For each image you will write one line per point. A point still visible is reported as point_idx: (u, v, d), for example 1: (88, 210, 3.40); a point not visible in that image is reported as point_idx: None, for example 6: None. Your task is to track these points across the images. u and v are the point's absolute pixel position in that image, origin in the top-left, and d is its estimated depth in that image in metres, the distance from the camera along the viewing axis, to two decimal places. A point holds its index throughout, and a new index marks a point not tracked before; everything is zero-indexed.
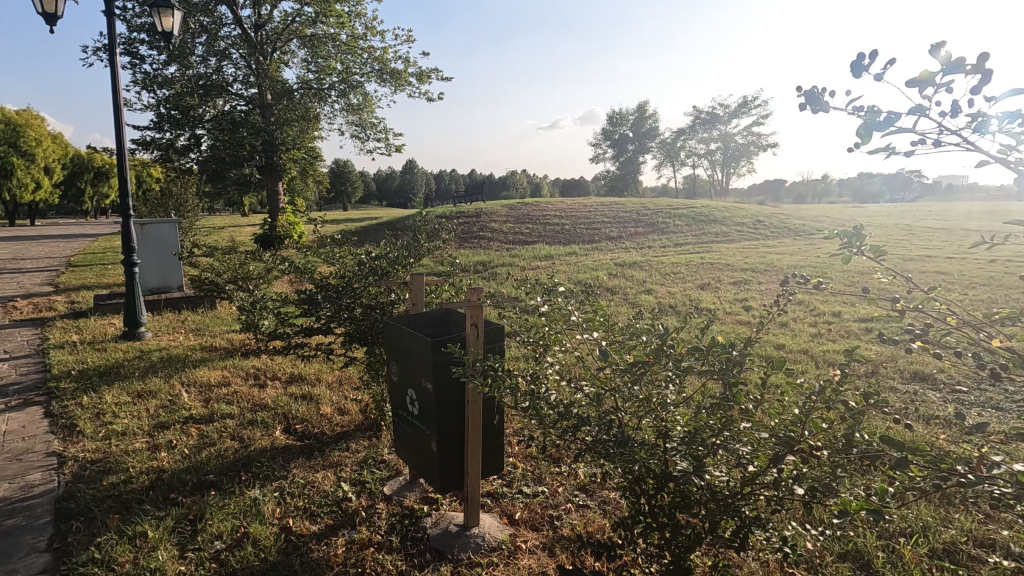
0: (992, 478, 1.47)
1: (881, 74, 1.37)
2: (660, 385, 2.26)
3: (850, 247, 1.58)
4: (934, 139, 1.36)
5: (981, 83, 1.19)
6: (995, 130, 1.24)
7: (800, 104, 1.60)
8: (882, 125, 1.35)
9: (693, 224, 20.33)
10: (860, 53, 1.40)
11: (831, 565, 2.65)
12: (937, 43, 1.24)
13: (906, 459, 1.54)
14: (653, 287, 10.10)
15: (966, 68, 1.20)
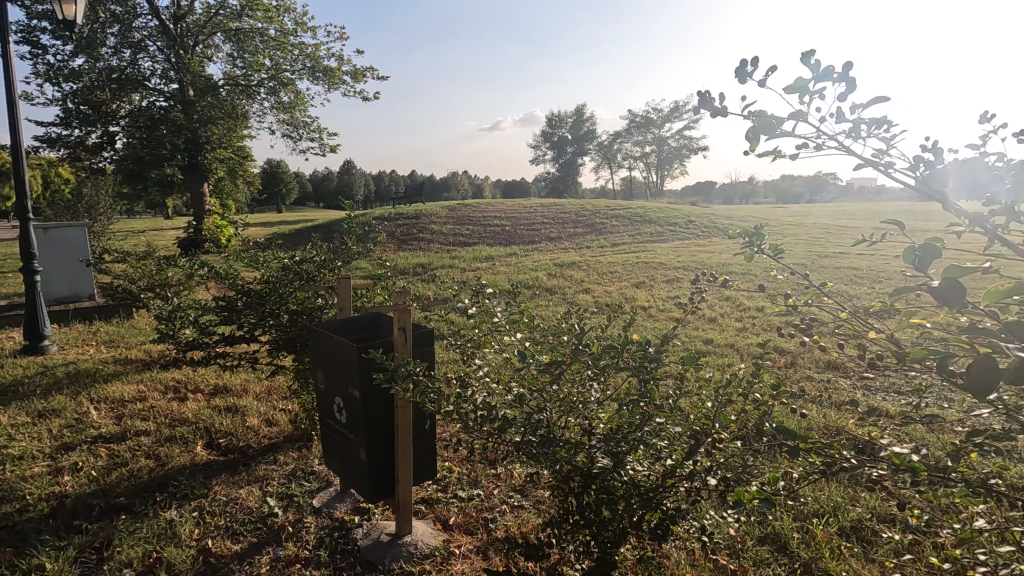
0: (879, 460, 1.58)
1: (763, 80, 1.43)
2: (585, 382, 2.29)
3: (750, 246, 1.65)
4: (816, 143, 1.45)
5: (847, 90, 1.28)
6: (865, 135, 1.32)
7: (699, 108, 1.66)
8: (768, 129, 1.42)
9: (630, 224, 20.93)
10: (743, 60, 1.46)
11: (751, 549, 2.77)
12: (809, 51, 1.31)
13: (803, 446, 1.63)
14: (591, 286, 10.31)
15: (834, 76, 1.28)
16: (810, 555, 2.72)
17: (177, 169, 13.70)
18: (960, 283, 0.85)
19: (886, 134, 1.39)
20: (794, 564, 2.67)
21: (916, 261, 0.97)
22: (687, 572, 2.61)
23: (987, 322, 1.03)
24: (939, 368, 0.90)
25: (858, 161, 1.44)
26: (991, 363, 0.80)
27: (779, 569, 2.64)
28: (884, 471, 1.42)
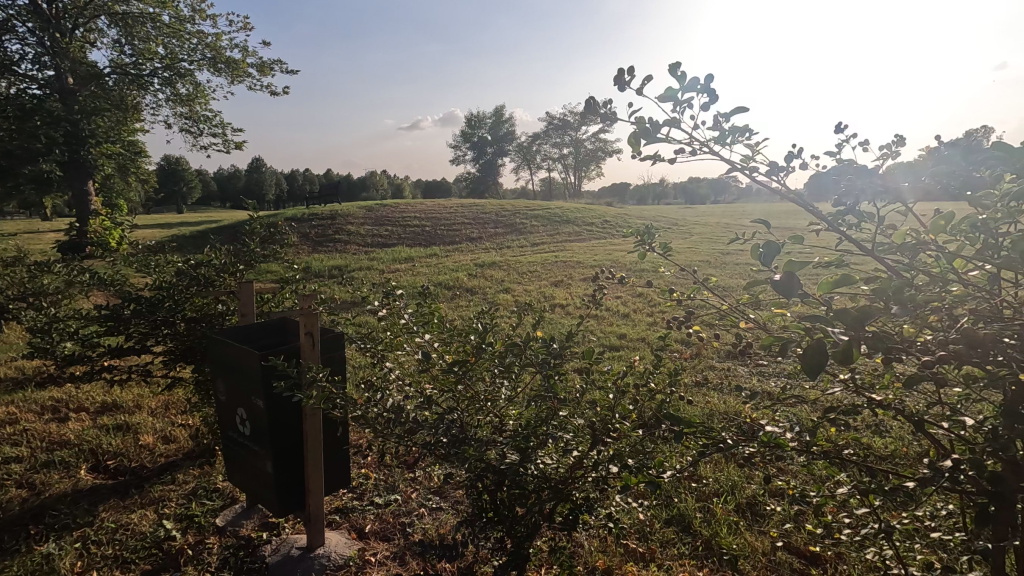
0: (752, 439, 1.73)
1: (640, 89, 1.53)
2: (496, 380, 2.31)
3: (643, 244, 1.74)
4: (690, 148, 1.56)
5: (709, 100, 1.40)
6: (729, 141, 1.45)
7: (587, 115, 1.74)
8: (647, 135, 1.52)
9: (549, 224, 21.39)
10: (621, 68, 1.54)
11: (659, 531, 2.93)
12: (675, 63, 1.42)
13: (687, 430, 1.76)
14: (511, 285, 10.43)
15: (697, 87, 1.39)
16: (710, 532, 2.91)
17: (55, 164, 12.32)
18: (796, 276, 0.94)
19: (749, 140, 1.53)
20: (697, 542, 2.86)
21: (762, 256, 1.08)
22: (600, 559, 2.72)
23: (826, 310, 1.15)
24: (782, 353, 1.00)
25: (726, 165, 1.56)
26: (820, 347, 0.89)
27: (684, 548, 2.81)
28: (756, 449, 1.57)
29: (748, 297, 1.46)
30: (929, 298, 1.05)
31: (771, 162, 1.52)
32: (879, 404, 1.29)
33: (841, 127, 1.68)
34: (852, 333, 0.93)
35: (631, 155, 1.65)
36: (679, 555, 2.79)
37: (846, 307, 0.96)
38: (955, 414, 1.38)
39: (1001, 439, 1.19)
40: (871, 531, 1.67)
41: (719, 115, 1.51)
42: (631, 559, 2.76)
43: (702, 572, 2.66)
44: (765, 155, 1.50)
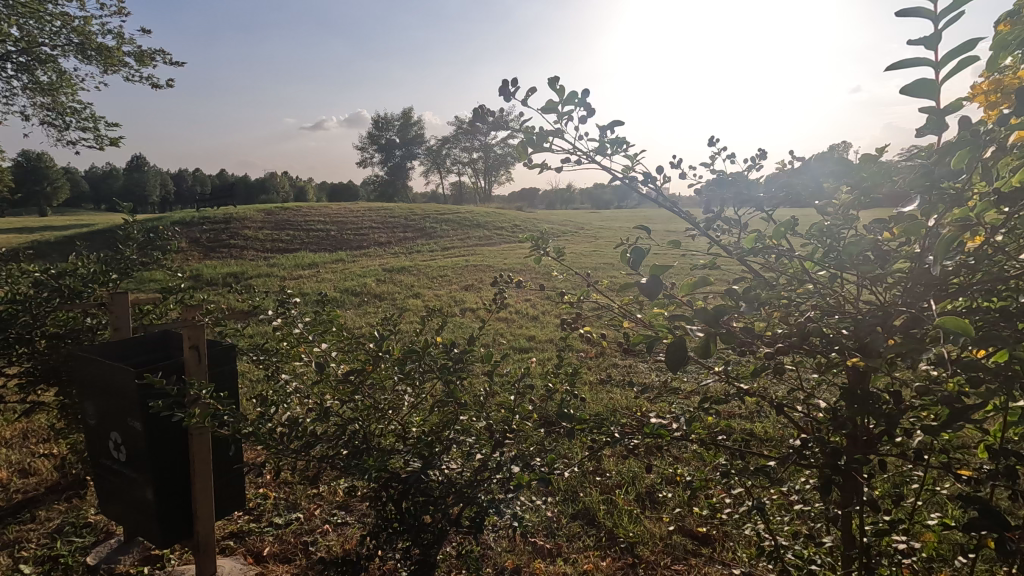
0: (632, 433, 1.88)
1: (525, 100, 1.60)
2: (398, 387, 2.28)
3: (538, 249, 1.80)
4: (575, 158, 1.65)
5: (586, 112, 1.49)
6: (608, 152, 1.55)
7: (476, 123, 1.78)
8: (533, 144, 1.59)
9: (459, 228, 21.36)
10: (505, 79, 1.60)
11: (565, 526, 3.02)
12: (556, 77, 1.51)
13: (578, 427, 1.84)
14: (421, 290, 10.29)
15: (576, 100, 1.48)
16: (613, 523, 3.05)
17: None
18: (661, 280, 1.03)
19: (626, 152, 1.64)
20: (601, 533, 2.98)
21: (632, 261, 1.17)
22: (508, 559, 2.76)
23: (693, 307, 1.26)
24: (652, 350, 1.08)
25: (608, 174, 1.66)
26: (682, 344, 0.98)
27: (588, 540, 2.92)
28: (641, 440, 1.68)
29: (631, 298, 1.57)
30: (771, 297, 1.19)
31: (647, 172, 1.64)
32: (744, 393, 1.43)
33: (713, 141, 1.83)
34: (711, 329, 1.02)
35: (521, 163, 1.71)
36: (584, 547, 2.89)
37: (703, 305, 1.06)
38: (808, 399, 1.56)
39: (842, 418, 1.36)
40: (746, 508, 1.84)
41: (600, 128, 1.61)
42: (538, 556, 2.83)
43: (605, 561, 2.78)
44: (641, 165, 1.62)
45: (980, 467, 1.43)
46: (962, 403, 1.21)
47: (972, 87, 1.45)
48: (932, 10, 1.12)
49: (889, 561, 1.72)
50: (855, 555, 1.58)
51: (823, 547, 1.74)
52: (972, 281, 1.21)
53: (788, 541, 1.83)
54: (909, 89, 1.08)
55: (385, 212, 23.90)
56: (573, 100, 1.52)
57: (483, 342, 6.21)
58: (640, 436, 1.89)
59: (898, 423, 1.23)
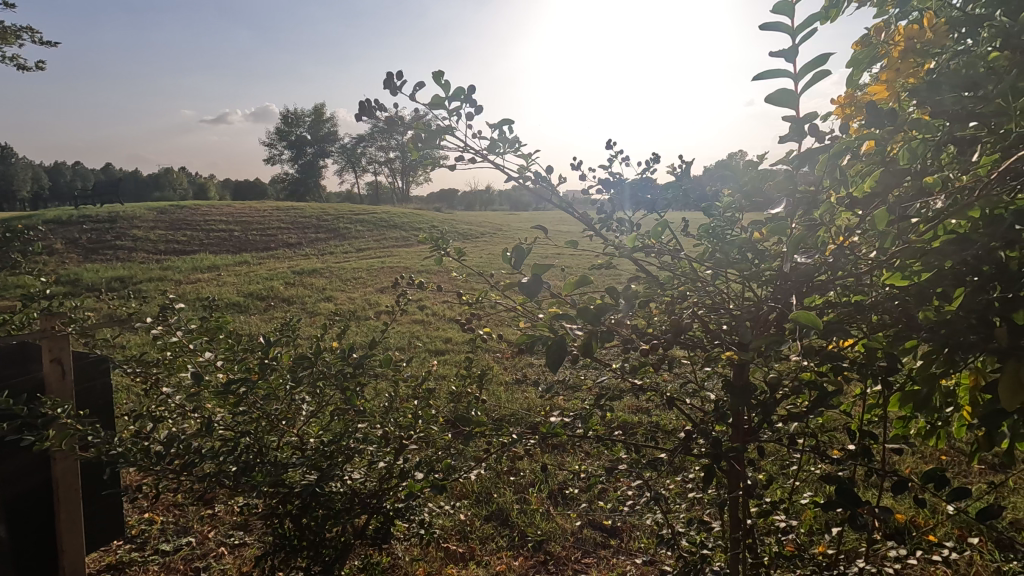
0: (533, 432, 1.89)
1: (412, 95, 1.58)
2: (293, 396, 2.15)
3: (438, 250, 1.78)
4: (467, 155, 1.66)
5: (474, 109, 1.49)
6: (500, 151, 1.57)
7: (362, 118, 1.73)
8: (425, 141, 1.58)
9: (375, 229, 20.77)
10: (389, 73, 1.58)
11: (479, 529, 3.00)
12: (440, 73, 1.50)
13: (476, 428, 1.83)
14: (333, 293, 9.87)
15: (462, 96, 1.48)
16: (526, 522, 3.07)
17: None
18: (540, 280, 1.01)
19: (520, 152, 1.66)
20: (513, 533, 2.99)
21: (514, 262, 1.17)
22: (419, 567, 2.69)
23: (581, 307, 1.28)
24: (534, 349, 1.09)
25: (503, 173, 1.68)
26: (561, 344, 0.97)
27: (501, 541, 2.92)
28: (539, 439, 1.69)
29: (528, 298, 1.58)
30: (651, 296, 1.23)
31: (542, 172, 1.66)
32: (635, 389, 1.48)
33: (610, 144, 1.89)
34: (592, 327, 1.04)
35: (414, 161, 1.69)
36: (497, 548, 2.88)
37: (586, 304, 1.07)
38: (695, 392, 1.65)
39: (724, 407, 1.44)
40: (644, 499, 1.92)
41: (490, 126, 1.62)
42: (450, 561, 2.79)
43: (518, 561, 2.79)
44: (534, 165, 1.64)
45: (843, 448, 1.57)
46: (823, 390, 1.31)
47: (832, 101, 1.57)
48: (790, 25, 1.19)
49: (772, 539, 1.84)
50: (741, 537, 1.69)
51: (714, 531, 1.84)
52: (831, 277, 1.32)
53: (683, 526, 1.92)
54: (771, 99, 1.15)
55: (296, 212, 22.82)
56: (459, 97, 1.52)
57: (397, 346, 6.06)
58: (543, 435, 1.90)
59: (770, 411, 1.32)
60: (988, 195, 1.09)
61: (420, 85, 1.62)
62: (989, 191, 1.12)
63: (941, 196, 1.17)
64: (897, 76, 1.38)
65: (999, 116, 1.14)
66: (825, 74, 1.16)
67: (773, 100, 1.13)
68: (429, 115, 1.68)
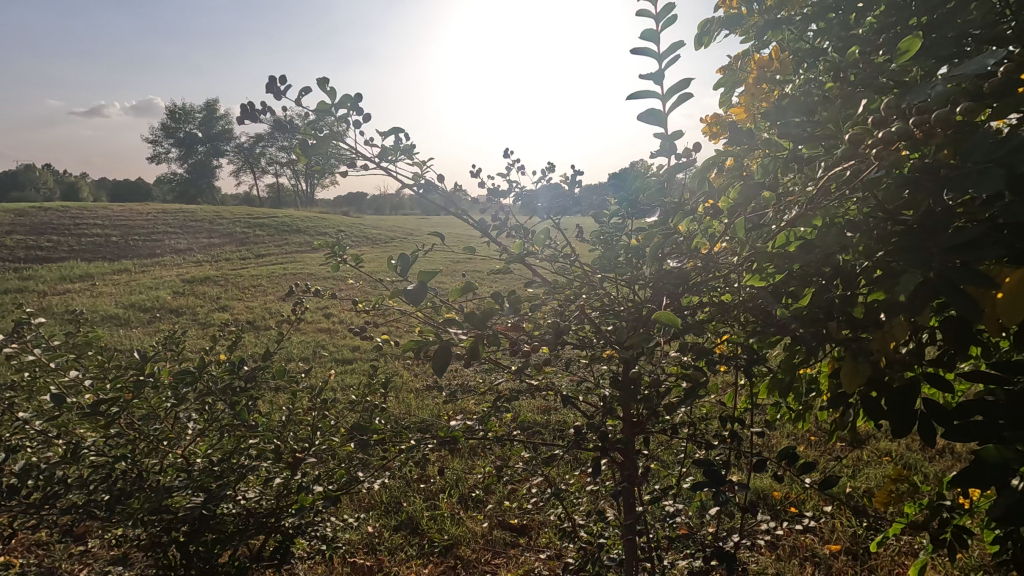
0: (434, 437, 1.90)
1: (296, 99, 1.55)
2: (175, 415, 2.01)
3: (334, 256, 1.75)
4: (359, 162, 1.65)
5: (363, 114, 1.50)
6: (392, 157, 1.58)
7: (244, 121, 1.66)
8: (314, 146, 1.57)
9: (277, 234, 19.70)
10: (271, 77, 1.55)
11: (387, 539, 2.95)
12: (323, 77, 1.49)
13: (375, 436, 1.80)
14: (229, 302, 9.24)
15: (350, 101, 1.49)
16: (435, 528, 3.06)
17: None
18: (426, 286, 1.03)
19: (413, 158, 1.68)
20: (422, 540, 2.97)
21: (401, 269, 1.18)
22: None
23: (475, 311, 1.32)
24: (423, 354, 1.10)
25: (397, 180, 1.68)
26: (447, 348, 1.00)
27: (410, 550, 2.89)
28: (439, 444, 1.71)
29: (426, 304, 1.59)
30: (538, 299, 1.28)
31: (437, 179, 1.68)
32: (530, 390, 1.54)
33: (508, 152, 1.94)
34: (479, 330, 1.07)
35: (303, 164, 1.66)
36: (406, 558, 2.86)
37: (473, 309, 1.10)
38: (588, 390, 1.74)
39: (613, 402, 1.54)
40: (546, 495, 1.99)
41: (381, 132, 1.62)
42: None
43: (427, 569, 2.77)
44: (428, 171, 1.66)
45: (719, 434, 1.72)
46: (697, 383, 1.44)
47: (702, 120, 1.76)
48: (657, 50, 1.29)
49: (662, 524, 1.98)
50: (634, 524, 1.80)
51: (610, 520, 1.95)
52: (703, 279, 1.44)
53: (583, 518, 2.01)
54: (641, 117, 1.24)
55: (187, 215, 21.12)
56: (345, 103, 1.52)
57: (300, 357, 5.80)
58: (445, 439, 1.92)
59: (651, 404, 1.43)
60: (826, 207, 1.26)
61: (304, 89, 1.59)
62: (825, 203, 1.28)
63: (789, 207, 1.33)
64: (755, 99, 1.57)
65: (833, 139, 1.32)
66: (687, 96, 1.29)
67: (642, 119, 1.24)
68: (316, 121, 1.65)
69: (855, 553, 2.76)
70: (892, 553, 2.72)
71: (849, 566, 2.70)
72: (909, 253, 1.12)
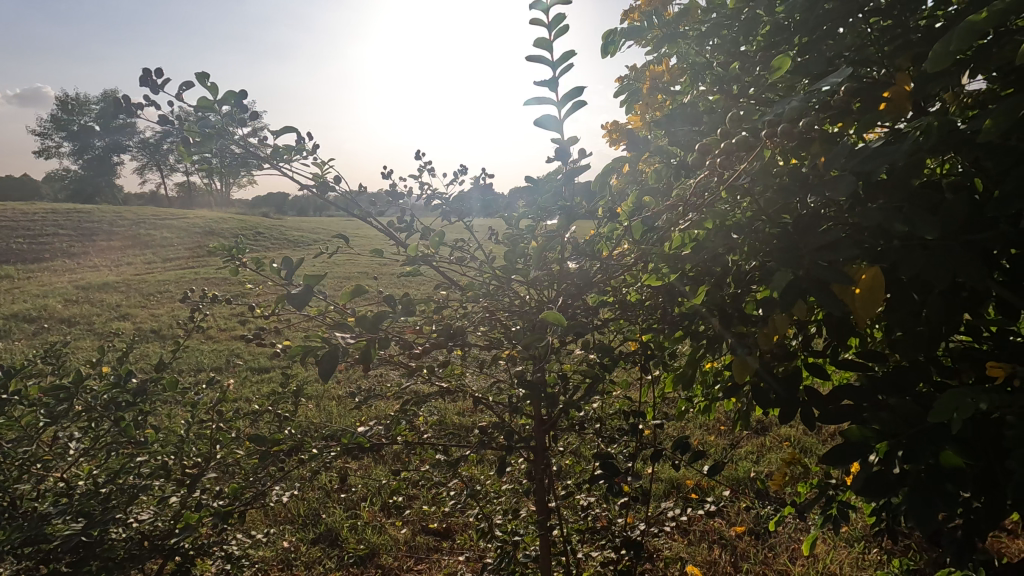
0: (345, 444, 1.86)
1: (174, 94, 1.49)
2: (53, 435, 1.85)
3: (233, 259, 1.70)
4: (251, 161, 1.61)
5: (249, 109, 1.48)
6: (288, 156, 1.57)
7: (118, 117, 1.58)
8: (202, 144, 1.52)
9: (187, 236, 18.45)
10: (147, 69, 1.48)
11: (304, 554, 2.85)
12: (203, 72, 1.45)
13: (279, 446, 1.73)
14: (131, 310, 8.56)
15: (236, 97, 1.47)
16: (356, 538, 2.98)
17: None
18: (313, 290, 1.01)
19: (310, 158, 1.66)
20: (342, 551, 2.89)
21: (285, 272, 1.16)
22: None
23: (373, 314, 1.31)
24: (312, 359, 1.08)
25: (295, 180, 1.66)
26: (333, 353, 0.99)
27: (329, 562, 2.81)
28: (345, 452, 1.67)
29: (330, 308, 1.56)
30: (437, 300, 1.29)
31: (338, 179, 1.66)
32: (439, 392, 1.55)
33: (419, 154, 1.93)
34: (372, 333, 1.06)
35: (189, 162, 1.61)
36: (324, 571, 2.77)
37: (366, 312, 1.09)
38: (499, 390, 1.76)
39: (522, 401, 1.57)
40: (462, 497, 2.00)
41: (272, 131, 1.60)
42: None
43: None
44: (327, 172, 1.63)
45: (625, 429, 1.79)
46: (599, 380, 1.50)
47: (605, 125, 1.83)
48: (551, 58, 1.33)
49: (577, 518, 2.04)
50: (548, 519, 1.84)
51: (525, 517, 1.98)
52: (604, 279, 1.50)
53: (500, 517, 2.04)
54: (537, 122, 1.28)
55: (83, 215, 19.37)
56: (231, 99, 1.49)
57: (212, 367, 5.48)
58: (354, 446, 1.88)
59: (556, 402, 1.47)
60: (714, 211, 1.35)
61: (183, 83, 1.53)
62: (712, 207, 1.37)
63: (681, 211, 1.41)
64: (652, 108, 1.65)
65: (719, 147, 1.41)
66: (580, 104, 1.34)
67: (536, 124, 1.27)
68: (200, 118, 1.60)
69: (757, 533, 2.97)
70: (790, 531, 2.94)
71: (752, 545, 2.89)
72: (783, 252, 1.22)
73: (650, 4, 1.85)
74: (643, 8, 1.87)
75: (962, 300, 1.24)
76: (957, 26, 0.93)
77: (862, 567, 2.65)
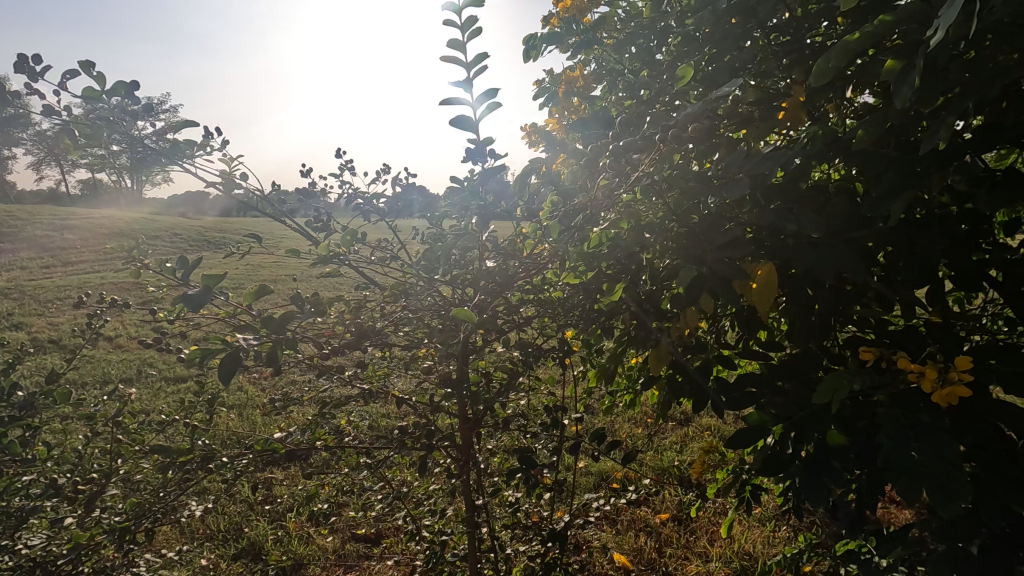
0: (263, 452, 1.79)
1: (58, 83, 1.38)
2: None
3: (135, 261, 1.60)
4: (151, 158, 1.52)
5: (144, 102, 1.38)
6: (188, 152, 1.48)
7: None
8: (91, 138, 1.42)
9: (93, 237, 17.04)
10: (24, 55, 1.36)
11: (224, 570, 2.71)
12: (88, 60, 1.34)
13: (189, 458, 1.65)
14: (26, 319, 7.81)
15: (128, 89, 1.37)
16: (281, 550, 2.87)
17: None
18: (213, 290, 0.98)
19: (217, 155, 1.58)
20: (266, 565, 2.77)
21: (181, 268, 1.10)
22: None
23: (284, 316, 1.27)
24: (213, 361, 1.04)
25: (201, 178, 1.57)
26: (234, 357, 0.97)
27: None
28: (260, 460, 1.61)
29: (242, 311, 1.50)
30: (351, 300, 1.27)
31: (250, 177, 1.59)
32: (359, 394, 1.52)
33: (339, 152, 1.88)
34: (278, 335, 1.03)
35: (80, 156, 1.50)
36: None
37: (272, 313, 1.04)
38: (423, 391, 1.75)
39: (444, 400, 1.57)
40: (388, 500, 1.97)
41: (173, 126, 1.51)
42: None
43: None
44: (235, 169, 1.56)
45: (549, 425, 1.83)
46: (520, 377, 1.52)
47: (525, 127, 1.86)
48: (465, 60, 1.34)
49: (505, 514, 2.06)
50: (476, 518, 1.85)
51: (453, 516, 1.98)
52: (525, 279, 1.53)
53: (427, 518, 2.02)
54: (452, 121, 1.28)
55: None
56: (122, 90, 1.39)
57: (122, 378, 5.10)
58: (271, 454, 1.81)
59: (478, 400, 1.48)
60: (627, 212, 1.40)
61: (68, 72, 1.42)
62: (625, 208, 1.43)
63: (597, 212, 1.45)
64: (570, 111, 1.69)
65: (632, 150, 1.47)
66: (496, 106, 1.35)
67: (450, 124, 1.28)
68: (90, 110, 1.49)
69: (680, 518, 3.11)
70: (710, 515, 3.10)
71: (675, 531, 3.03)
72: (690, 251, 1.29)
73: (568, 11, 1.91)
74: (562, 14, 1.91)
75: (846, 293, 1.36)
76: (835, 46, 1.01)
77: (774, 544, 2.84)
